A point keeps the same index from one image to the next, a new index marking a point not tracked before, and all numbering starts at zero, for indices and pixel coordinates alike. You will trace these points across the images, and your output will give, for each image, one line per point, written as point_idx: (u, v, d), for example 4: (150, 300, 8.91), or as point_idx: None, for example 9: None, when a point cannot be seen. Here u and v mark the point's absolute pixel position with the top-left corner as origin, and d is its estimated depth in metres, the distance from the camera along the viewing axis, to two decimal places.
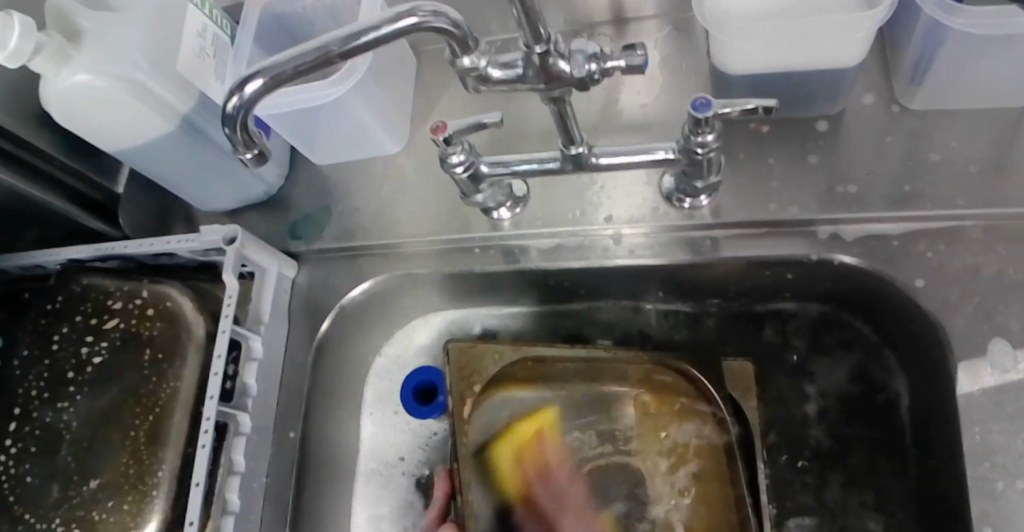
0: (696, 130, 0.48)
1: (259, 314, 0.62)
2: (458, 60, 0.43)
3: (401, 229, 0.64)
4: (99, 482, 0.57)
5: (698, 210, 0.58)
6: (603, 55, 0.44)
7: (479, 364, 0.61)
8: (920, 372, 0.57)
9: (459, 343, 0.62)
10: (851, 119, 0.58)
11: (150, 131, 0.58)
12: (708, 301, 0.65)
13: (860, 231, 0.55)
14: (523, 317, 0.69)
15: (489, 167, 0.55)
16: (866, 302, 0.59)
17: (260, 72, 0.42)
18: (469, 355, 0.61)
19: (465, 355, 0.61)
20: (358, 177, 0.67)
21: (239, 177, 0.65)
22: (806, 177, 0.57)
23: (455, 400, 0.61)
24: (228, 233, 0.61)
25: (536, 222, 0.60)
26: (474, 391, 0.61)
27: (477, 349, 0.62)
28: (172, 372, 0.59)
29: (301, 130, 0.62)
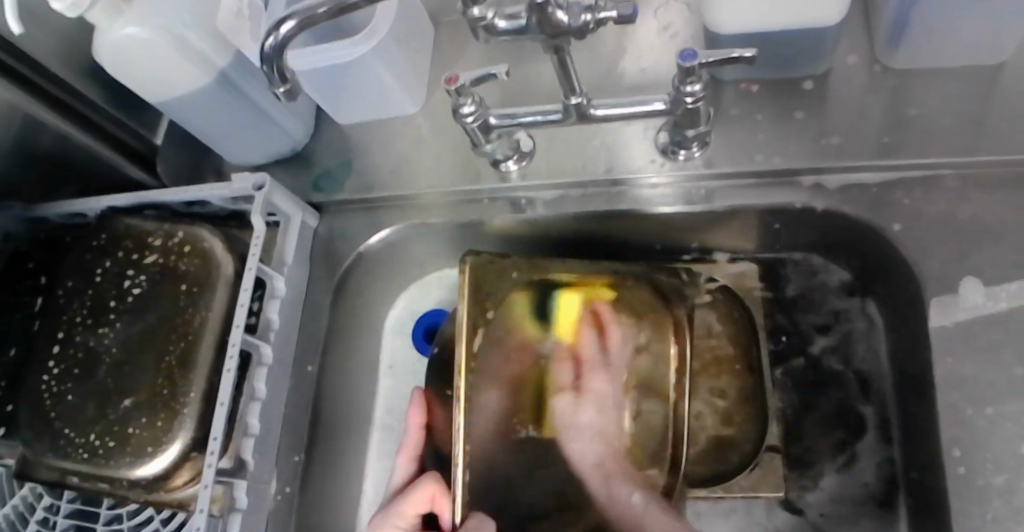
0: (684, 80, 0.53)
1: (283, 257, 0.68)
2: (468, 11, 0.49)
3: (415, 182, 0.69)
4: (132, 400, 0.62)
5: (691, 161, 0.62)
6: (595, 7, 0.49)
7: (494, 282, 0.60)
8: (897, 315, 0.61)
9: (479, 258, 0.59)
10: (836, 78, 0.62)
11: (188, 84, 0.64)
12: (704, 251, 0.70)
13: (841, 180, 0.59)
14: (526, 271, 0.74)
15: (497, 118, 0.60)
16: (842, 246, 0.63)
17: (294, 15, 0.47)
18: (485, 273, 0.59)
19: (480, 276, 0.59)
20: (377, 135, 0.72)
21: (269, 132, 0.71)
22: (791, 131, 0.61)
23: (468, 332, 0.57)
24: (257, 181, 0.66)
25: (541, 173, 0.65)
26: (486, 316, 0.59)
27: (497, 266, 0.60)
28: (204, 303, 0.64)
29: (326, 87, 0.68)
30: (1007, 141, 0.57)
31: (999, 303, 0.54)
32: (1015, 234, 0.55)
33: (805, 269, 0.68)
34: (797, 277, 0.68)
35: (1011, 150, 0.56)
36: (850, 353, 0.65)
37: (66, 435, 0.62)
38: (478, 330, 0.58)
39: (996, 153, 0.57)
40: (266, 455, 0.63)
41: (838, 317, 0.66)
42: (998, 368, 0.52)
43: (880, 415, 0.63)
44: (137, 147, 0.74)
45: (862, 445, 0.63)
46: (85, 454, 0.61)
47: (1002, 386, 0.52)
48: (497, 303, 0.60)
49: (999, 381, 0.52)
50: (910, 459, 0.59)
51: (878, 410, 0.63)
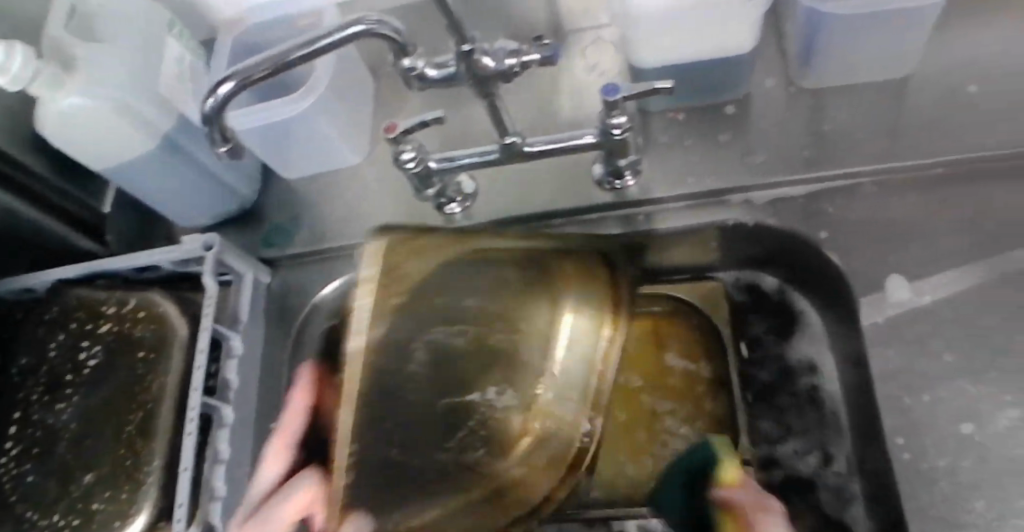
0: (609, 114, 0.56)
1: (237, 315, 0.68)
2: (400, 62, 0.52)
3: (365, 230, 0.70)
4: (94, 473, 0.61)
5: (627, 189, 0.65)
6: (519, 51, 0.51)
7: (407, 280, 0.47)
8: (830, 301, 0.64)
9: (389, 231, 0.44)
10: (756, 101, 0.66)
11: (134, 150, 0.65)
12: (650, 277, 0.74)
13: (769, 196, 0.63)
14: None
15: (437, 163, 0.62)
16: (772, 254, 0.67)
17: (232, 76, 0.49)
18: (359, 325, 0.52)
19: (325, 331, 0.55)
20: (323, 188, 0.73)
21: (214, 192, 0.71)
22: (718, 153, 0.64)
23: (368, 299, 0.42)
24: (207, 241, 0.67)
25: (485, 213, 0.67)
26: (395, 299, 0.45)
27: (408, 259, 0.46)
28: (161, 367, 0.64)
29: (270, 144, 0.69)
30: (915, 147, 0.61)
31: (923, 297, 0.57)
32: (932, 231, 0.59)
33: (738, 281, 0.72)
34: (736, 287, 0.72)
35: (919, 156, 0.61)
36: (797, 346, 0.68)
37: (26, 517, 0.61)
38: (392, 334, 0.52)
39: (906, 158, 0.61)
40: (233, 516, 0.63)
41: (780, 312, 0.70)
42: (929, 357, 0.55)
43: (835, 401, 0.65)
44: (86, 217, 0.72)
45: (824, 432, 0.64)
46: None
47: (934, 374, 0.55)
48: (401, 270, 0.45)
49: (931, 369, 0.55)
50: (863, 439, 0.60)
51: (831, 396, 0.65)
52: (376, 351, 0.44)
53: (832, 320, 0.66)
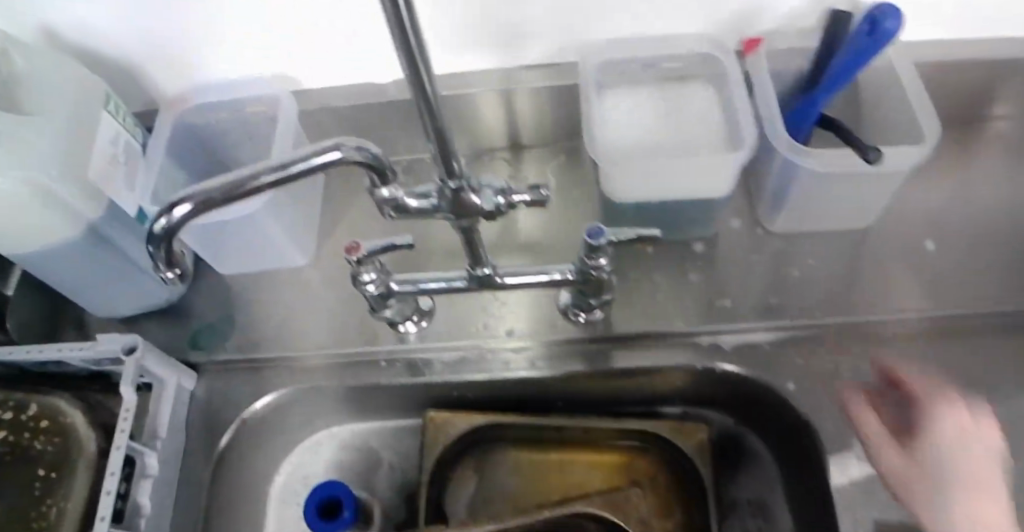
0: (590, 255, 0.54)
1: (156, 428, 0.60)
2: (377, 191, 0.47)
3: (309, 338, 0.65)
4: None
5: (593, 323, 0.63)
6: (508, 190, 0.49)
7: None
8: (787, 439, 0.63)
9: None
10: (725, 241, 0.65)
11: (51, 237, 0.56)
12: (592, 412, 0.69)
13: (736, 340, 0.62)
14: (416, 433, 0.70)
15: (399, 284, 0.58)
16: (731, 394, 0.65)
17: (190, 197, 0.42)
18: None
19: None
20: (264, 288, 0.67)
21: (140, 285, 0.64)
22: (686, 291, 0.63)
23: None
24: (127, 343, 0.59)
25: (440, 337, 0.64)
26: None
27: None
28: (61, 490, 0.56)
29: (209, 240, 0.63)
30: (877, 303, 0.62)
31: None
32: None
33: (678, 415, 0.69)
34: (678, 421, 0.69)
35: (881, 311, 0.61)
36: (750, 484, 0.66)
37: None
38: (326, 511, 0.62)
39: (869, 312, 0.62)
40: None
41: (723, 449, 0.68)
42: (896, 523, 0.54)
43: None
44: None
45: None
46: None
47: None
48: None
49: None
50: None
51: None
52: None
53: (787, 463, 0.65)
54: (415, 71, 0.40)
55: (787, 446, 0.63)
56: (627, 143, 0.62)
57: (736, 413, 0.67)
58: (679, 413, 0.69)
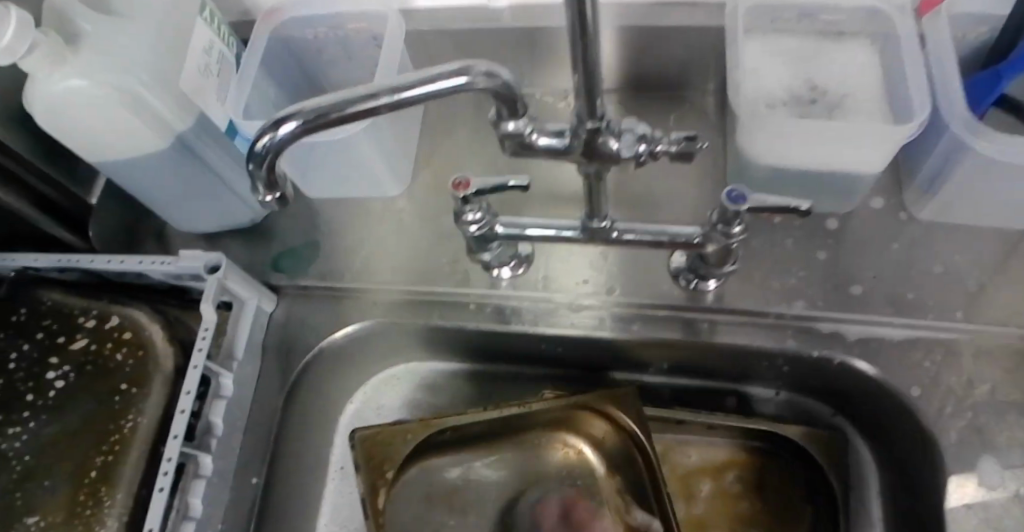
0: (727, 220, 0.48)
1: (232, 349, 0.57)
2: (503, 123, 0.42)
3: (396, 273, 0.61)
4: (38, 518, 0.51)
5: (704, 293, 0.58)
6: (651, 137, 0.42)
7: (388, 451, 0.57)
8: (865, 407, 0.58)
9: (366, 428, 0.57)
10: (861, 221, 0.59)
11: (140, 149, 0.54)
12: (679, 378, 0.64)
13: (862, 332, 0.56)
14: (492, 377, 0.67)
15: (503, 227, 0.53)
16: (849, 397, 0.59)
17: (298, 115, 0.39)
18: (378, 442, 0.57)
19: (372, 444, 0.57)
20: (352, 216, 0.64)
21: (225, 202, 0.61)
22: (808, 273, 0.58)
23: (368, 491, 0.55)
24: (211, 262, 0.57)
25: (536, 285, 0.59)
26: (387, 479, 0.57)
27: (388, 433, 0.57)
28: (136, 406, 0.54)
29: (302, 162, 0.59)
30: None
31: (1018, 487, 0.50)
32: None
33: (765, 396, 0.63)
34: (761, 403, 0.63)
35: None
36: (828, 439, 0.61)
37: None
38: (412, 434, 0.58)
39: (1018, 324, 0.54)
40: None
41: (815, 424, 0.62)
42: None
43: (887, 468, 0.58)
44: (67, 206, 0.62)
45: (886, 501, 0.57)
46: None
47: None
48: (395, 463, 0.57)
49: None
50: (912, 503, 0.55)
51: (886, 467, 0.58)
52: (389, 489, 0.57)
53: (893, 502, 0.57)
54: (575, 6, 0.35)
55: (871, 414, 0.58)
56: (773, 101, 0.56)
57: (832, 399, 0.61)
58: (776, 397, 0.63)
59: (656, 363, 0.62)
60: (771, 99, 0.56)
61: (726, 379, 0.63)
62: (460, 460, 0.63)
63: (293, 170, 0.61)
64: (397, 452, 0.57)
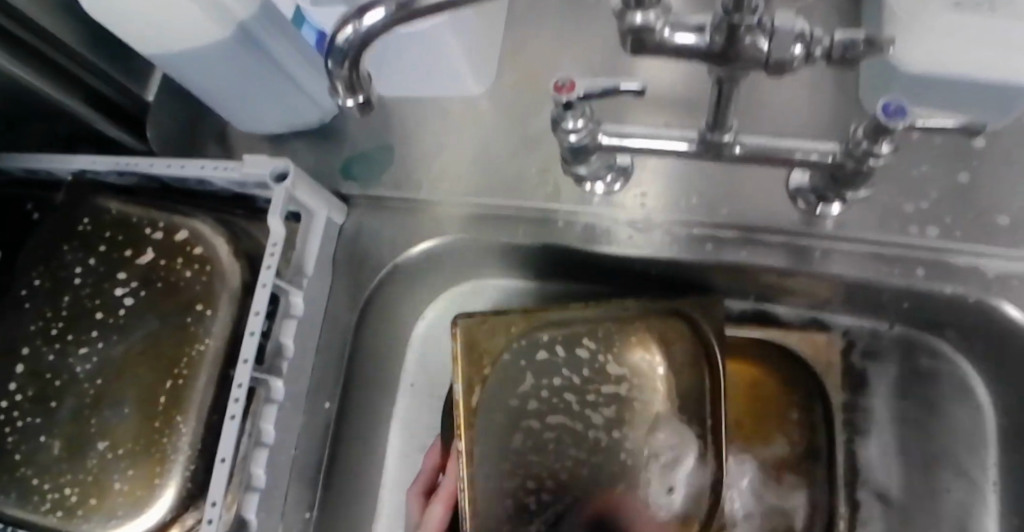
0: (874, 137, 0.42)
1: (302, 265, 0.54)
2: (628, 15, 0.35)
3: (475, 186, 0.56)
4: (111, 444, 0.50)
5: (824, 218, 0.52)
6: (810, 37, 0.35)
7: (490, 342, 0.51)
8: (1001, 348, 0.53)
9: (469, 317, 0.51)
10: (1011, 139, 0.51)
11: (199, 39, 0.48)
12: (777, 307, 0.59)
13: (1003, 267, 0.50)
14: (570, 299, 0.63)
15: (606, 137, 0.47)
16: (970, 332, 0.54)
17: (386, 1, 0.32)
18: (481, 333, 0.51)
19: (477, 329, 0.51)
20: (428, 121, 0.58)
21: (291, 103, 0.56)
22: (943, 198, 0.51)
23: (464, 385, 0.50)
24: (277, 169, 0.52)
25: (629, 204, 0.54)
26: (484, 375, 0.51)
27: (490, 324, 0.51)
28: (203, 326, 0.51)
29: (381, 57, 0.53)
30: None
31: None
32: None
33: (885, 329, 0.58)
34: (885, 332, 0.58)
35: None
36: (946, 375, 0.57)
37: (34, 483, 0.50)
38: (513, 328, 0.52)
39: None
40: (271, 509, 0.51)
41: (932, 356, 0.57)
42: None
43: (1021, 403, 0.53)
44: (130, 109, 0.61)
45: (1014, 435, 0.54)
46: (58, 507, 0.49)
47: None
48: (495, 359, 0.51)
49: None
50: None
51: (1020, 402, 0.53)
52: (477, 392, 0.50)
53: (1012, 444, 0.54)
54: None
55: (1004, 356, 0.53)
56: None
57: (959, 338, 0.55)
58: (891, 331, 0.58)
59: (773, 292, 0.57)
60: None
61: (832, 309, 0.58)
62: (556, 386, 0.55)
63: (370, 69, 0.55)
64: (498, 345, 0.51)
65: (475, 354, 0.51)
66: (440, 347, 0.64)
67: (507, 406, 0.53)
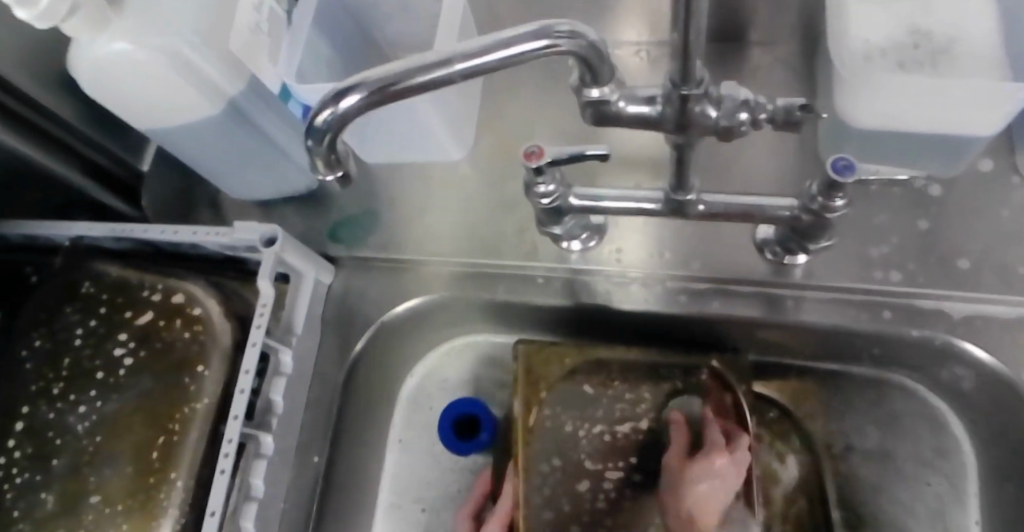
0: (829, 192, 0.44)
1: (292, 323, 0.55)
2: (586, 90, 0.38)
3: (458, 244, 0.59)
4: (105, 500, 0.50)
5: (791, 267, 0.54)
6: (756, 104, 0.37)
7: (546, 370, 0.57)
8: (971, 388, 0.54)
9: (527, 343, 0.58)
10: (965, 186, 0.54)
11: (192, 115, 0.51)
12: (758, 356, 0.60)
13: (968, 310, 0.51)
14: None
15: (578, 199, 0.49)
16: (939, 372, 0.55)
17: (361, 86, 0.35)
18: (538, 360, 0.57)
19: (534, 359, 0.57)
20: (412, 183, 0.61)
21: (280, 171, 0.59)
22: (907, 244, 0.53)
23: (521, 408, 0.56)
24: (267, 234, 0.54)
25: (606, 258, 0.56)
26: (541, 399, 0.57)
27: (546, 353, 0.57)
28: (195, 387, 0.53)
29: (363, 126, 0.56)
30: None
31: None
32: None
33: (858, 373, 0.59)
34: (859, 374, 0.59)
35: None
36: (924, 413, 0.58)
37: None
38: (567, 359, 0.57)
39: None
40: None
41: (904, 394, 0.59)
42: None
43: (995, 439, 0.55)
44: (121, 175, 0.63)
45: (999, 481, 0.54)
46: None
47: None
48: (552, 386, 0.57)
49: None
50: (1009, 477, 0.53)
51: (994, 438, 0.55)
52: (530, 417, 0.56)
53: (993, 482, 0.55)
54: None
55: (972, 395, 0.55)
56: (883, 55, 0.50)
57: (929, 378, 0.57)
58: (868, 375, 0.59)
59: (750, 341, 0.58)
60: (881, 57, 0.50)
61: (806, 356, 0.59)
62: (605, 427, 0.57)
63: (352, 136, 0.58)
64: (553, 374, 0.57)
65: (534, 388, 0.57)
66: (428, 400, 0.66)
67: (557, 438, 0.56)
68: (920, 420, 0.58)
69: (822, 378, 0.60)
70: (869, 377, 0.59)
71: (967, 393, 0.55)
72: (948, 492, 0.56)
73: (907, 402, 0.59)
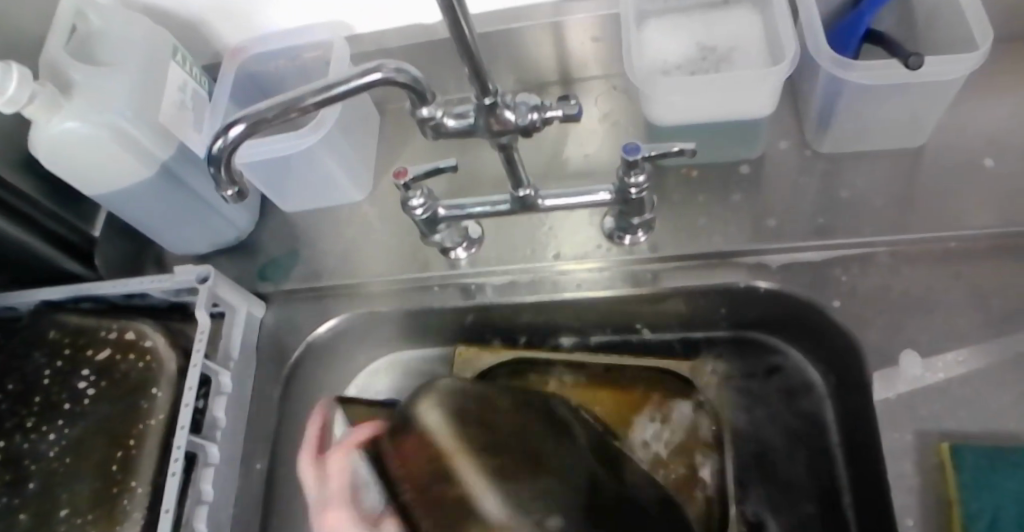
0: (628, 171, 0.55)
1: (228, 351, 0.65)
2: (417, 111, 0.49)
3: (368, 268, 0.69)
4: (73, 511, 0.58)
5: (637, 246, 0.65)
6: (541, 106, 0.49)
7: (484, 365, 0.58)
8: (803, 326, 0.65)
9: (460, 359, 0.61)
10: (770, 164, 0.66)
11: (132, 179, 0.62)
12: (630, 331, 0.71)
13: (783, 259, 0.62)
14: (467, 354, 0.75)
15: (446, 210, 0.61)
16: (777, 318, 0.66)
17: (242, 118, 0.46)
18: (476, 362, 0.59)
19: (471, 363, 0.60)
20: (326, 223, 0.73)
21: (211, 222, 0.70)
22: (728, 213, 0.64)
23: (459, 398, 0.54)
24: (201, 274, 0.64)
25: (489, 260, 0.67)
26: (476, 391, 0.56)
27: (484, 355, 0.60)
28: (147, 406, 0.61)
29: (274, 178, 0.68)
30: (927, 218, 0.61)
31: (937, 374, 0.56)
32: (943, 309, 0.58)
33: (723, 336, 0.70)
34: (726, 336, 0.70)
35: (926, 230, 0.60)
36: (782, 359, 0.69)
37: None
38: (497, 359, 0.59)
39: (920, 230, 0.60)
40: None
41: (766, 347, 0.69)
42: (942, 437, 0.54)
43: (832, 367, 0.64)
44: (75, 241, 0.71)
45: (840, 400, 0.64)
46: None
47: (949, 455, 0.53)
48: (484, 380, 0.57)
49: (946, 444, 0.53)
50: (845, 395, 0.63)
51: (832, 366, 0.64)
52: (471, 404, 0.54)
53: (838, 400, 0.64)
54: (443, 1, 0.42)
55: (807, 332, 0.65)
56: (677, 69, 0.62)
57: (776, 329, 0.68)
58: (730, 334, 0.70)
59: (624, 316, 0.68)
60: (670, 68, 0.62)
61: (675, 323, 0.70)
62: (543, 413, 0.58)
63: (268, 189, 0.69)
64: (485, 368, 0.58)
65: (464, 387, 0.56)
66: None
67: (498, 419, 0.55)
68: (781, 366, 0.68)
69: (698, 344, 0.71)
70: (735, 336, 0.70)
71: (803, 332, 0.65)
72: (807, 418, 0.66)
73: (767, 351, 0.69)
